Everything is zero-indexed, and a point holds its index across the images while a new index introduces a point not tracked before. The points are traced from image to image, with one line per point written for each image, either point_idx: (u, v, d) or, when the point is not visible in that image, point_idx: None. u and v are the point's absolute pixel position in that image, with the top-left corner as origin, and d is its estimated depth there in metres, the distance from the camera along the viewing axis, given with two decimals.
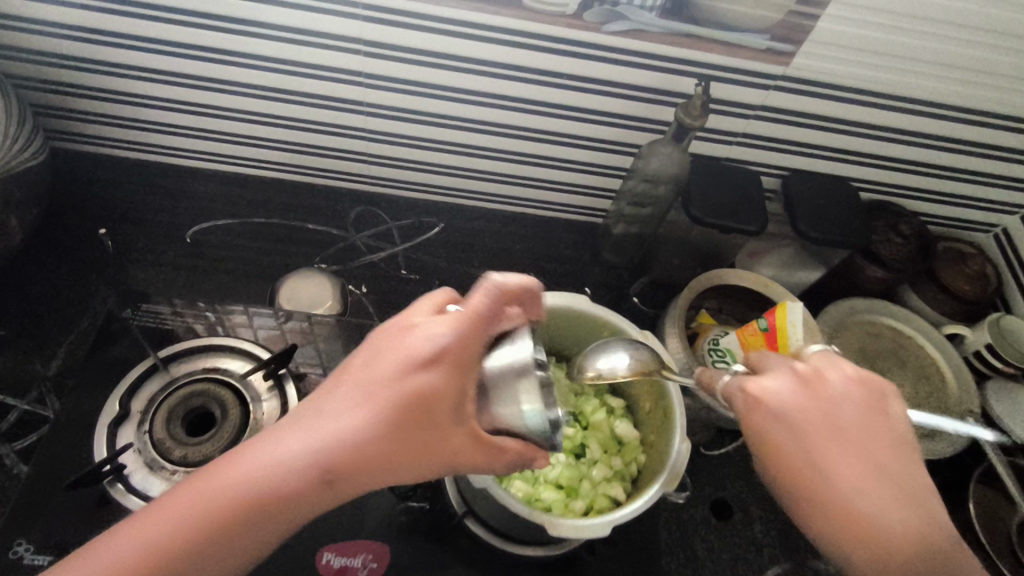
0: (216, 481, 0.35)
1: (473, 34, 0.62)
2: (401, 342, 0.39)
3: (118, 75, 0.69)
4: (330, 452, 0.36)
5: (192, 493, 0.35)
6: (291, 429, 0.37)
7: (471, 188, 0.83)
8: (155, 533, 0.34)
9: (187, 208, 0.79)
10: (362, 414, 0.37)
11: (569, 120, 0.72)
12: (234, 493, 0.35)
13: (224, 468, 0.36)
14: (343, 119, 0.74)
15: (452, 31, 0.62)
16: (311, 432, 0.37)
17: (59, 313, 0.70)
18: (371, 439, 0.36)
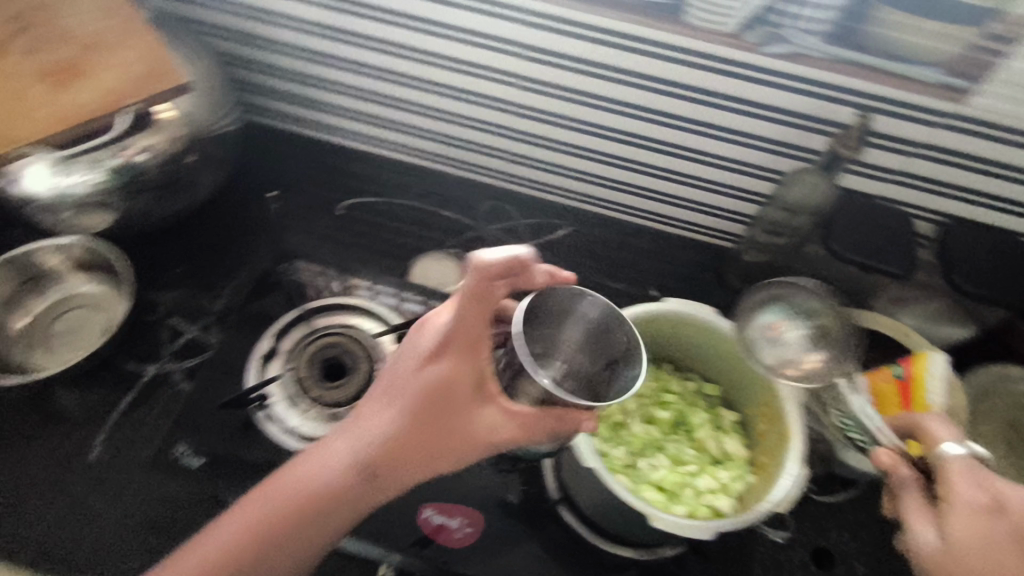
0: (298, 471, 0.46)
1: (629, 46, 0.65)
2: (425, 337, 0.47)
3: (309, 60, 0.79)
4: (366, 449, 0.46)
5: (280, 483, 0.46)
6: (352, 431, 0.47)
7: (603, 197, 0.84)
8: (258, 514, 0.46)
9: (340, 185, 0.86)
10: (393, 417, 0.46)
11: (712, 139, 0.72)
12: (317, 476, 0.46)
13: (296, 466, 0.47)
14: (492, 116, 0.78)
15: (610, 41, 0.65)
16: (349, 439, 0.46)
17: (227, 261, 0.79)
18: (399, 433, 0.46)
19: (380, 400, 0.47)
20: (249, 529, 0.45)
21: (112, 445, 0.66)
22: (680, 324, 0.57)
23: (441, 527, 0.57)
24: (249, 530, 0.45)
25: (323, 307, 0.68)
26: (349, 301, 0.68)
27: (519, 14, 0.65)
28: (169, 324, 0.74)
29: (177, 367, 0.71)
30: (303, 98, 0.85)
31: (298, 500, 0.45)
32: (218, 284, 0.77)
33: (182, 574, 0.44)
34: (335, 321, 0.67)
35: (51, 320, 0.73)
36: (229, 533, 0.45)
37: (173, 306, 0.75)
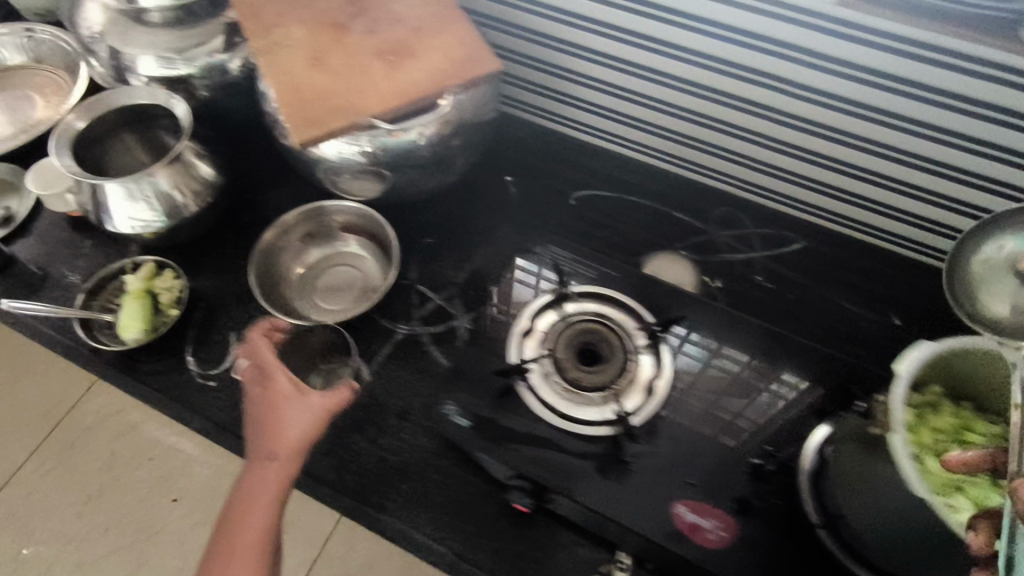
0: (280, 417, 0.59)
1: (948, 63, 0.58)
2: (281, 409, 0.59)
3: (562, 50, 0.78)
4: (267, 458, 0.58)
5: (267, 418, 0.60)
6: (263, 393, 0.61)
7: (852, 215, 0.79)
8: (257, 433, 0.59)
9: (573, 176, 0.89)
10: (263, 480, 0.58)
11: (1016, 168, 0.64)
12: (294, 427, 0.59)
13: (279, 419, 0.59)
14: (749, 122, 0.74)
15: (923, 57, 0.58)
16: (257, 448, 0.59)
17: (469, 238, 0.84)
18: (269, 461, 0.58)
19: (261, 414, 0.60)
20: (278, 459, 0.58)
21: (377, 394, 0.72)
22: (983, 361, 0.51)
23: (695, 526, 0.58)
24: (288, 444, 0.58)
25: (576, 293, 0.71)
26: (600, 290, 0.70)
27: (823, 22, 0.60)
28: (418, 290, 0.80)
29: (426, 332, 0.76)
30: (542, 86, 0.85)
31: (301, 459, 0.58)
32: (463, 259, 0.82)
33: (252, 496, 0.57)
34: (586, 308, 0.70)
35: (318, 274, 0.81)
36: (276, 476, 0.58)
37: (421, 275, 0.81)
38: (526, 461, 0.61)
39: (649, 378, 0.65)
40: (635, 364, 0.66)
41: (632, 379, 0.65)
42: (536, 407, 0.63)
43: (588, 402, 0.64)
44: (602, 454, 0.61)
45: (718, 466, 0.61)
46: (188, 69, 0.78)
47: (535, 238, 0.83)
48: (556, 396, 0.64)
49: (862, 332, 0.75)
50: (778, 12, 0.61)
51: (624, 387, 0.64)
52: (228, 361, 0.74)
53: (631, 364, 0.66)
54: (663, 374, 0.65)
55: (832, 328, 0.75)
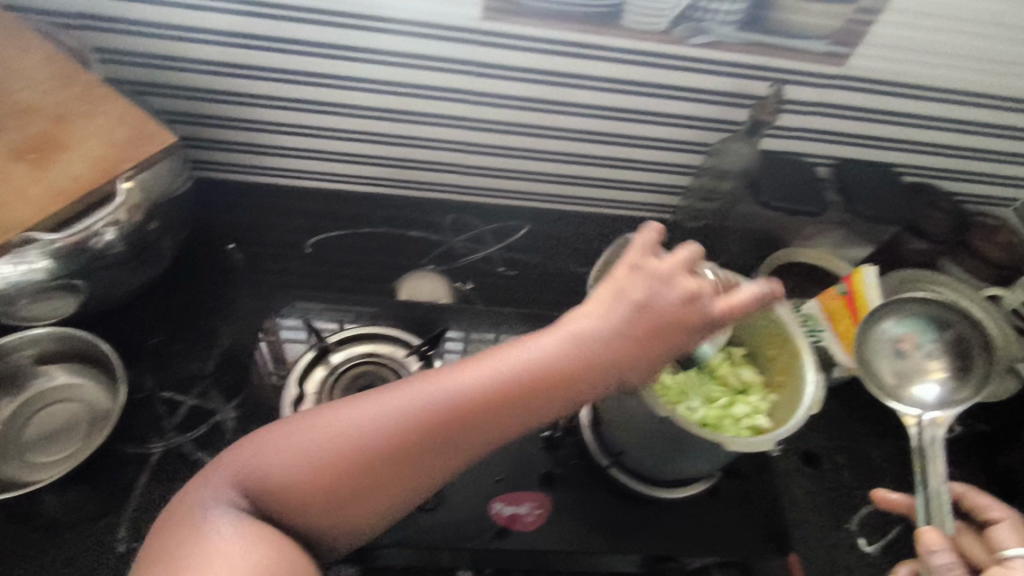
0: (310, 431, 0.41)
1: (572, 53, 0.72)
2: (551, 343, 0.44)
3: (247, 105, 0.77)
4: (407, 417, 0.41)
5: (304, 424, 0.42)
6: (382, 394, 0.43)
7: (552, 193, 0.92)
8: (306, 443, 0.41)
9: (299, 224, 0.86)
10: (404, 417, 0.41)
11: (654, 123, 0.81)
12: (282, 472, 0.40)
13: (326, 414, 0.42)
14: (447, 134, 0.81)
15: (555, 50, 0.72)
16: (403, 397, 0.42)
17: (207, 321, 0.77)
18: (429, 407, 0.42)
19: (457, 369, 0.43)
20: (350, 448, 0.41)
21: (150, 531, 0.63)
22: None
23: (515, 516, 0.61)
24: (353, 437, 0.41)
25: (337, 341, 0.69)
26: (361, 330, 0.70)
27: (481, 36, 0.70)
28: (162, 399, 0.70)
29: (186, 440, 0.67)
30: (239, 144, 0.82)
31: (601, 372, 0.43)
32: (206, 346, 0.75)
33: (318, 517, 0.40)
34: (351, 354, 0.68)
35: (27, 425, 0.66)
36: (250, 566, 0.35)
37: (162, 381, 0.71)
38: None
39: None
40: None
41: None
42: None
43: None
44: None
45: (514, 452, 0.64)
46: None
47: (281, 299, 0.79)
48: None
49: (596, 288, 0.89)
50: (446, 33, 0.69)
51: None
52: None
53: None
54: None
55: (574, 293, 0.88)
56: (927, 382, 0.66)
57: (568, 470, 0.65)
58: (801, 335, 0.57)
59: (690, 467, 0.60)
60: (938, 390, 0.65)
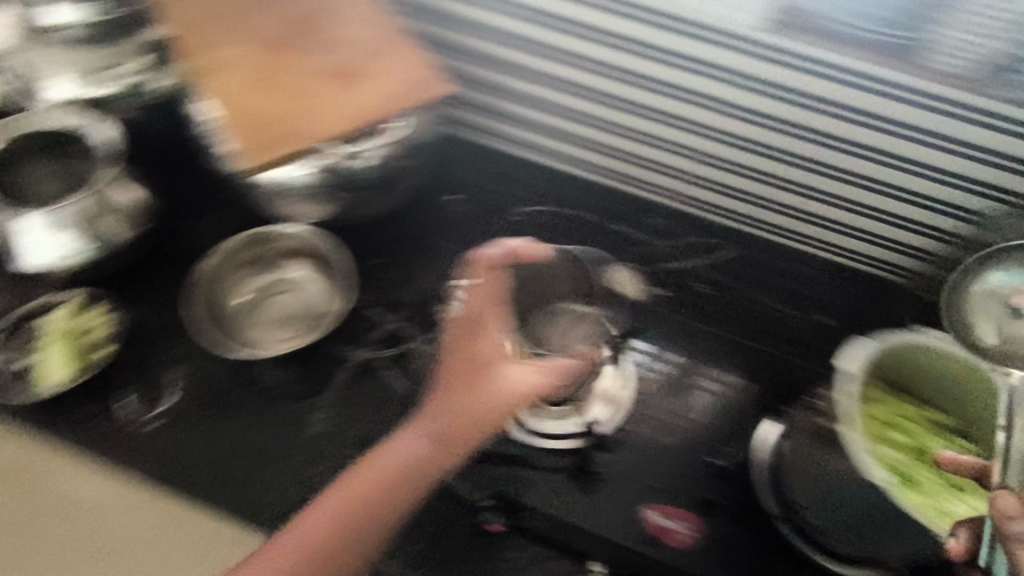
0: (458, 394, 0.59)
1: (850, 81, 0.65)
2: (494, 395, 0.57)
3: (510, 74, 0.82)
4: (417, 458, 0.57)
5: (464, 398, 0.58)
6: (403, 442, 0.57)
7: (781, 224, 0.82)
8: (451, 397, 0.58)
9: (516, 192, 0.88)
10: (419, 451, 0.57)
11: (918, 177, 0.70)
12: (408, 460, 0.56)
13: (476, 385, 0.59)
14: (683, 139, 0.78)
15: (830, 75, 0.66)
16: (428, 435, 0.57)
17: (417, 257, 0.82)
18: (415, 460, 0.56)
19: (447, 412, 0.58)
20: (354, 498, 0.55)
21: (337, 423, 0.71)
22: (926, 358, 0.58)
23: (667, 529, 0.60)
24: (393, 470, 0.56)
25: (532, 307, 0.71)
26: (555, 303, 0.71)
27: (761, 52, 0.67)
28: (368, 315, 0.77)
29: (382, 356, 0.75)
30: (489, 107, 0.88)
31: (492, 424, 0.57)
32: (415, 281, 0.81)
33: (418, 481, 0.56)
34: (542, 323, 0.70)
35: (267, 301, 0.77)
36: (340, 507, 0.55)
37: (374, 299, 0.79)
38: (499, 481, 0.62)
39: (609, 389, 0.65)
40: (594, 376, 0.65)
41: (592, 390, 0.65)
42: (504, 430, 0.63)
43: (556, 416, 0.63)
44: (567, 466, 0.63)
45: (679, 468, 0.64)
46: (110, 91, 0.74)
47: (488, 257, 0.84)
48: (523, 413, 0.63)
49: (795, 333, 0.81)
50: (720, 41, 0.68)
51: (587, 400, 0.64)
52: (177, 397, 0.71)
53: (591, 377, 0.65)
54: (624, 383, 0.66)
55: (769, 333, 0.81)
56: None
57: (730, 505, 0.62)
58: None
59: (877, 549, 0.55)
60: None
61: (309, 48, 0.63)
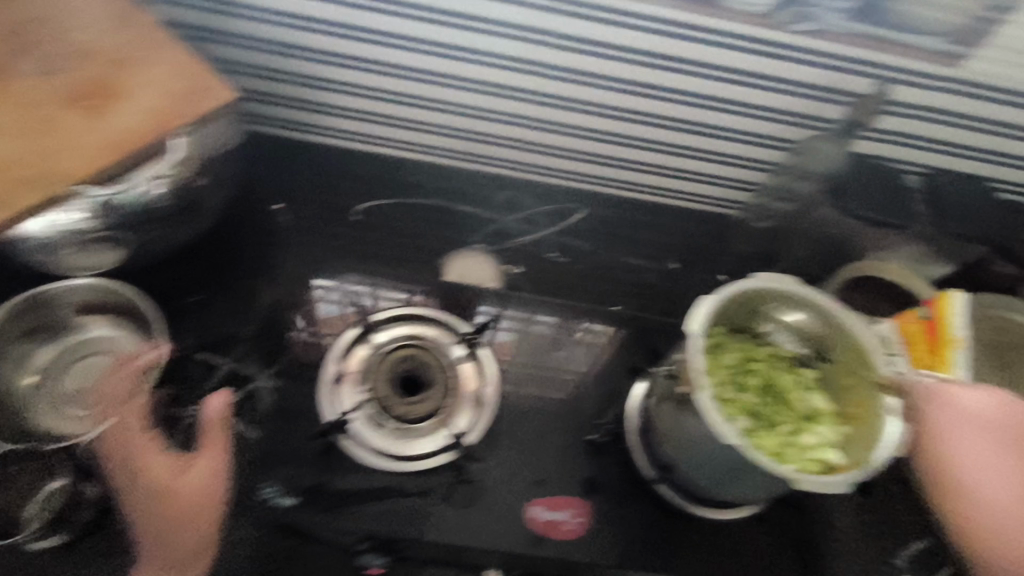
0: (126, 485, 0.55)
1: (650, 28, 0.65)
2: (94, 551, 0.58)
3: (308, 60, 0.73)
4: None
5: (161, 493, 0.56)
6: None
7: (611, 178, 0.87)
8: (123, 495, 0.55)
9: (347, 189, 0.83)
10: None
11: (730, 114, 0.75)
12: None
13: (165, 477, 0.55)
14: (512, 107, 0.77)
15: (630, 23, 0.65)
16: None
17: (247, 282, 0.75)
18: None
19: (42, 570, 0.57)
20: None
21: None
22: (768, 295, 0.56)
23: (554, 521, 0.60)
24: None
25: (383, 319, 0.66)
26: (408, 310, 0.66)
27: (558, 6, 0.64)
28: (197, 361, 0.68)
29: (221, 406, 0.66)
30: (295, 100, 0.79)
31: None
32: (247, 309, 0.73)
33: None
34: (395, 334, 0.65)
35: (70, 372, 0.66)
36: None
37: (200, 341, 0.70)
38: (372, 520, 0.58)
39: (474, 389, 0.64)
40: (458, 375, 0.64)
41: (458, 393, 0.63)
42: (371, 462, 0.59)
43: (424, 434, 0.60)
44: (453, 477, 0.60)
45: (557, 454, 0.63)
46: None
47: (322, 267, 0.78)
48: (388, 440, 0.59)
49: (647, 283, 0.85)
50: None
51: (454, 406, 0.63)
52: None
53: (455, 378, 0.64)
54: (489, 379, 0.64)
55: (624, 286, 0.84)
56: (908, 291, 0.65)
57: (608, 479, 0.63)
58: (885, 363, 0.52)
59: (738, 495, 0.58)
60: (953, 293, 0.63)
61: (26, 68, 0.51)
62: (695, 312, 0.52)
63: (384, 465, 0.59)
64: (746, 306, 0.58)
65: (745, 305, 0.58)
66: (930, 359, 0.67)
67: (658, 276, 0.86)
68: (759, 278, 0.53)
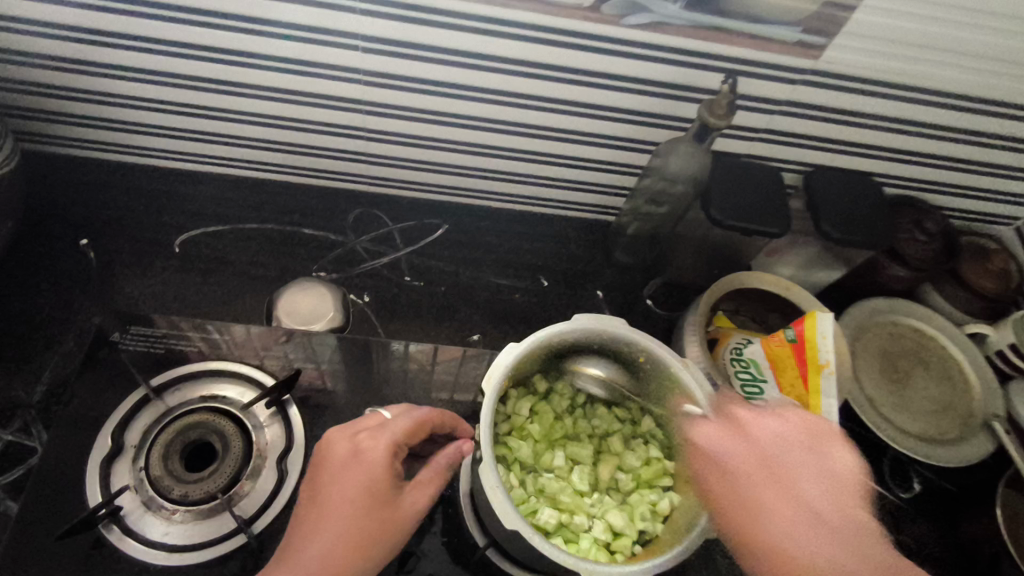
0: (389, 512, 0.49)
1: (462, 25, 0.57)
2: None
3: (96, 75, 0.65)
4: None
5: (313, 510, 0.49)
6: None
7: (473, 188, 0.80)
8: (364, 517, 0.48)
9: (170, 219, 0.76)
10: None
11: (581, 116, 0.67)
12: None
13: (326, 480, 0.50)
14: (341, 117, 0.69)
15: (437, 22, 0.56)
16: None
17: (43, 334, 0.66)
18: None
19: None
20: None
21: None
22: (601, 340, 0.56)
23: None
24: None
25: (178, 376, 0.57)
26: (209, 363, 0.58)
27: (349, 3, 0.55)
28: None
29: None
30: (97, 118, 0.70)
31: None
32: (36, 364, 0.64)
33: None
34: (191, 394, 0.57)
35: None
36: None
37: None
38: None
39: (278, 457, 0.55)
40: (261, 442, 0.55)
41: (259, 464, 0.54)
42: (140, 556, 0.49)
43: (208, 519, 0.51)
44: (246, 563, 0.51)
45: None
46: None
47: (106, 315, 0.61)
48: (164, 528, 0.51)
49: (514, 304, 0.78)
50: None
51: (252, 480, 0.53)
52: None
53: (256, 445, 0.55)
54: (296, 441, 0.56)
55: (489, 309, 0.77)
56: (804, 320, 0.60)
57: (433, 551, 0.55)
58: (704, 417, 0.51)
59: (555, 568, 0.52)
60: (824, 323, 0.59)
61: None
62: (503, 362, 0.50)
63: (155, 559, 0.49)
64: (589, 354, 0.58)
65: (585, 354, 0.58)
66: (802, 386, 0.61)
67: (525, 296, 0.79)
68: (582, 321, 0.54)
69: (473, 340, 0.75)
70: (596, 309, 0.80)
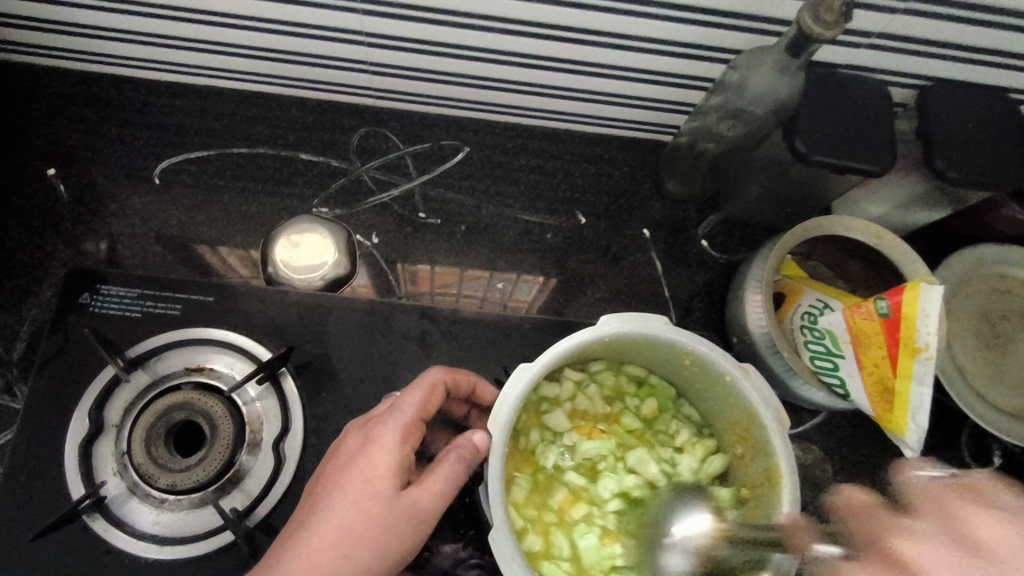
0: (393, 514, 0.41)
1: None
2: None
3: None
4: None
5: (310, 504, 0.42)
6: None
7: (498, 102, 0.67)
8: (367, 514, 0.41)
9: (148, 142, 0.65)
10: None
11: (637, 16, 0.52)
12: None
13: (331, 471, 0.43)
14: (334, 18, 0.55)
15: None
16: None
17: (18, 279, 0.59)
18: None
19: None
20: None
21: None
22: (638, 339, 0.46)
23: None
24: None
25: (157, 346, 0.50)
26: (191, 330, 0.51)
27: None
28: None
29: None
30: (44, 20, 0.58)
31: None
32: (12, 318, 0.57)
33: None
34: (173, 366, 0.50)
35: None
36: None
37: None
38: None
39: (274, 437, 0.49)
40: (255, 421, 0.49)
41: (255, 446, 0.49)
42: (132, 547, 0.45)
43: (203, 507, 0.46)
44: (242, 559, 0.46)
45: None
46: None
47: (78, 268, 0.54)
48: (155, 517, 0.46)
49: (546, 243, 0.68)
50: None
51: (247, 464, 0.48)
52: None
53: (249, 428, 0.49)
54: (293, 419, 0.50)
55: (516, 250, 0.67)
56: (912, 295, 0.48)
57: (446, 541, 0.50)
58: (777, 442, 0.43)
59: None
60: (937, 300, 0.47)
61: None
62: (512, 389, 0.43)
63: (149, 553, 0.45)
64: (623, 350, 0.49)
65: (616, 350, 0.49)
66: (888, 367, 0.51)
67: (559, 235, 0.68)
68: (608, 327, 0.44)
69: (497, 287, 0.65)
70: (641, 250, 0.69)
